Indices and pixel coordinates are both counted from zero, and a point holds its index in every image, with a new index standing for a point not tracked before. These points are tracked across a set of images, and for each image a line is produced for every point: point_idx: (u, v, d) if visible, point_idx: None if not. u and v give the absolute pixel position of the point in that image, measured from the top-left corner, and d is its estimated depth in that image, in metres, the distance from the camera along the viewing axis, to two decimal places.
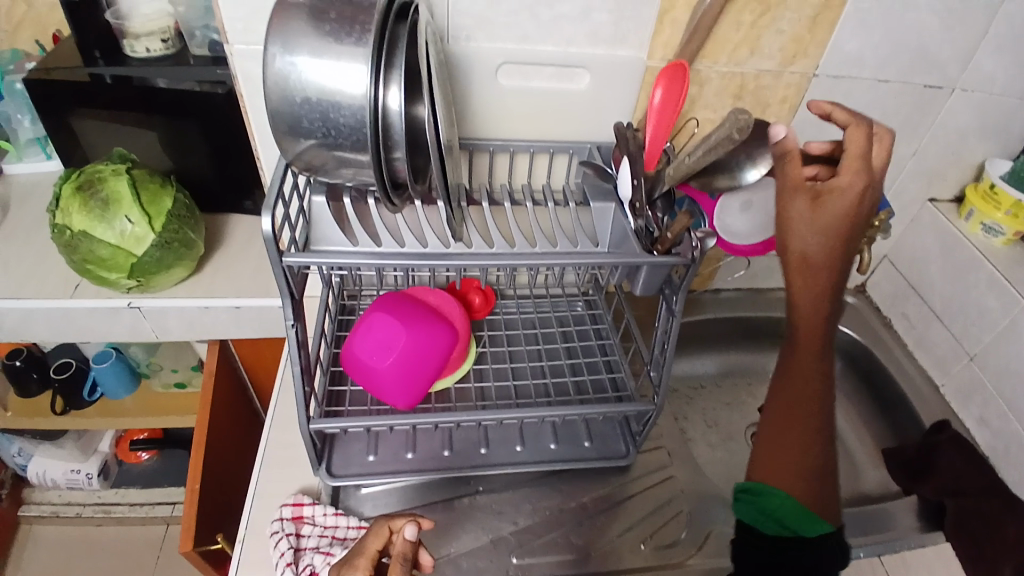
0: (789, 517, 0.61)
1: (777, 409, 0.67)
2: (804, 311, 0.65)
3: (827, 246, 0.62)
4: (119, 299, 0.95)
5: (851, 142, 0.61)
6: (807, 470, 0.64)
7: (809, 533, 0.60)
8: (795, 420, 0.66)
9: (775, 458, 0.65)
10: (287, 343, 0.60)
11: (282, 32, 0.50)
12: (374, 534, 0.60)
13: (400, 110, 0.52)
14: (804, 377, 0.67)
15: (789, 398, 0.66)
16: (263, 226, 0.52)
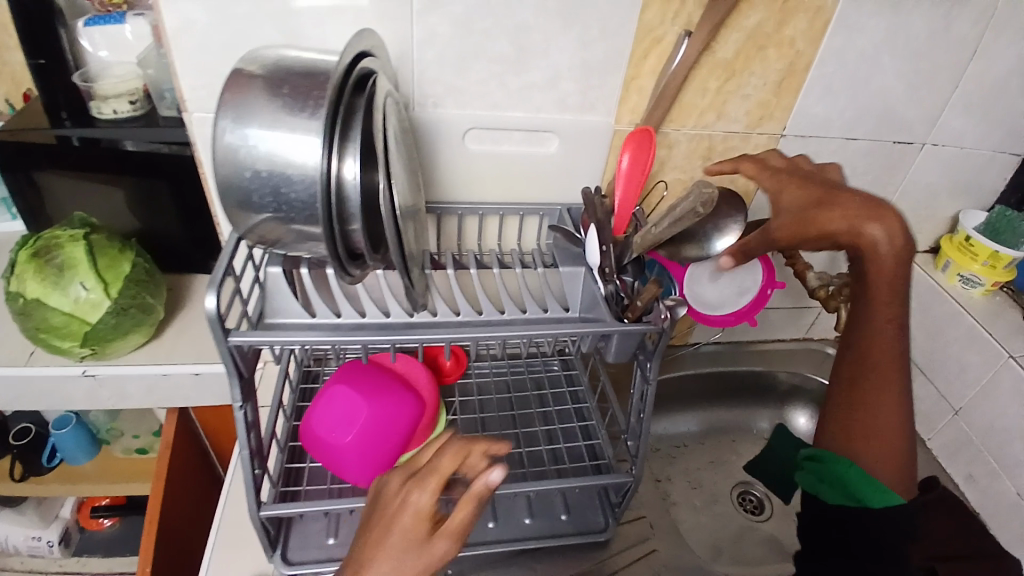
0: (856, 486, 0.64)
1: (880, 376, 0.67)
2: (886, 251, 0.61)
3: (841, 205, 0.61)
4: (74, 367, 0.90)
5: (751, 167, 0.65)
6: (885, 436, 0.67)
7: (877, 503, 0.62)
8: (879, 393, 0.67)
9: (866, 431, 0.68)
10: (235, 425, 0.58)
11: (232, 102, 0.48)
12: (449, 451, 0.54)
13: (357, 181, 0.50)
14: (889, 359, 0.67)
15: (880, 377, 0.67)
16: (207, 305, 0.49)
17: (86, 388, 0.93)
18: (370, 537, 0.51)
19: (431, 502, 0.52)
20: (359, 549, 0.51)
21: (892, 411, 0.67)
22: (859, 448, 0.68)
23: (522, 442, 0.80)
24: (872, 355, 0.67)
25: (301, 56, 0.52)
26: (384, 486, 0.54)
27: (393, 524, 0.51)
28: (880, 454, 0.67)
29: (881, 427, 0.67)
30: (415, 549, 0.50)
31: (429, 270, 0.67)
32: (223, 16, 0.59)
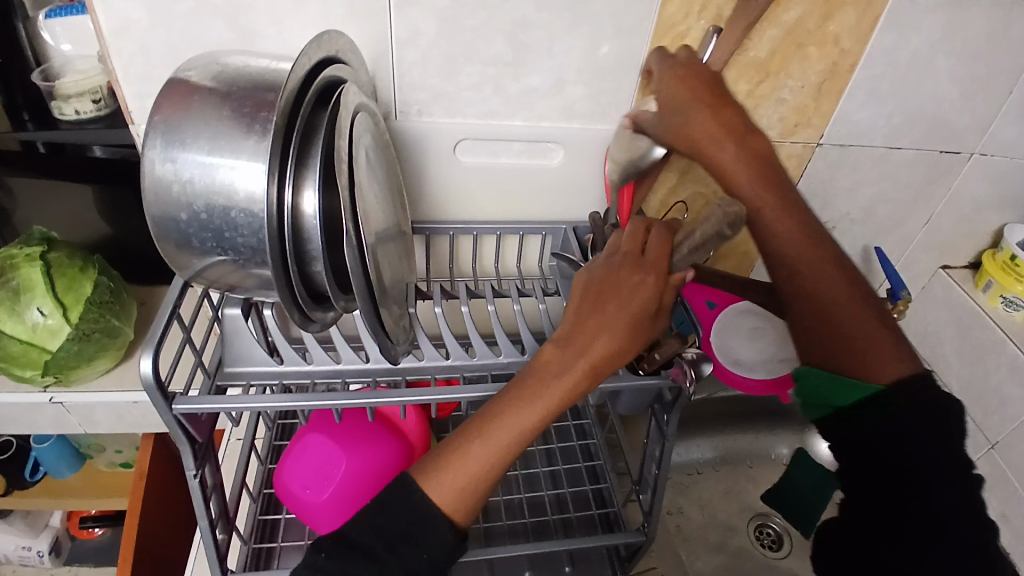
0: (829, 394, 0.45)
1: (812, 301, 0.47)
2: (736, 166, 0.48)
3: (696, 112, 0.49)
4: (39, 394, 0.82)
5: (653, 59, 0.53)
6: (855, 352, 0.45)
7: (856, 399, 0.43)
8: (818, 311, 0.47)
9: (843, 339, 0.46)
10: (192, 496, 0.49)
11: (165, 123, 0.40)
12: (663, 237, 0.49)
13: (318, 217, 0.41)
14: (817, 256, 0.47)
15: (814, 283, 0.47)
16: (143, 368, 0.42)
17: (52, 415, 0.85)
18: (582, 321, 0.46)
19: (661, 287, 0.46)
20: (576, 329, 0.46)
21: (848, 304, 0.46)
22: (833, 355, 0.46)
23: (523, 487, 0.73)
24: (792, 261, 0.47)
25: (249, 65, 0.43)
26: (595, 271, 0.48)
27: (618, 306, 0.46)
28: (857, 355, 0.45)
29: (846, 326, 0.46)
30: (637, 332, 0.46)
31: (415, 306, 0.58)
32: (170, 16, 0.51)
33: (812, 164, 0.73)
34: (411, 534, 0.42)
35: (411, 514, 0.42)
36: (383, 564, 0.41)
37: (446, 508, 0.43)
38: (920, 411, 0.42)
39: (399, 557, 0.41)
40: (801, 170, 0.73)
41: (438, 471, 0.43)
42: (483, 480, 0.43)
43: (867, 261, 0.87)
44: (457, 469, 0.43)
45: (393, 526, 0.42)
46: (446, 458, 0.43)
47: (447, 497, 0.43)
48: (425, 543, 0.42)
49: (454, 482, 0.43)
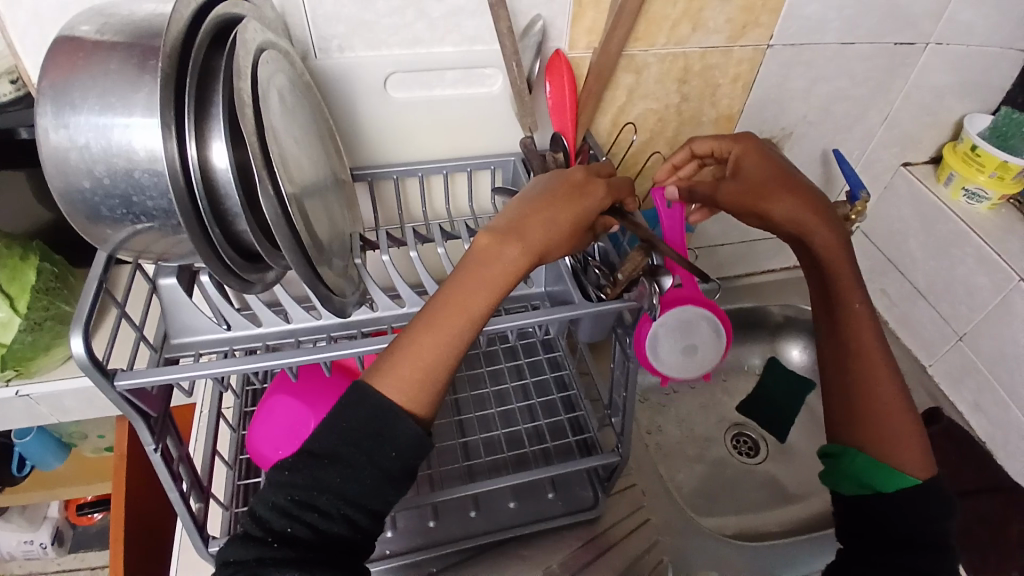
0: (865, 472, 0.55)
1: (865, 396, 0.56)
2: (830, 251, 0.58)
3: (767, 176, 0.59)
4: (3, 389, 0.80)
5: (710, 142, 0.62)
6: (898, 428, 0.55)
7: (890, 487, 0.53)
8: (869, 372, 0.57)
9: (875, 424, 0.55)
10: (157, 469, 0.48)
11: (50, 83, 0.37)
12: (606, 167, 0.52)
13: (230, 169, 0.39)
14: (868, 328, 0.57)
15: (871, 360, 0.57)
16: (76, 348, 0.41)
17: (20, 408, 0.83)
18: (525, 210, 0.46)
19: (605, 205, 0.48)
20: (522, 218, 0.46)
21: (893, 392, 0.56)
22: (863, 431, 0.56)
23: (501, 423, 0.73)
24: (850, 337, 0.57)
25: (135, 11, 0.40)
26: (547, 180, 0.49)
27: (566, 207, 0.47)
28: (897, 440, 0.54)
29: (879, 397, 0.56)
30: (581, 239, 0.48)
31: (361, 256, 0.56)
32: None
33: (766, 67, 0.70)
34: (373, 434, 0.42)
35: (369, 416, 0.42)
36: (352, 466, 0.42)
37: (395, 394, 0.42)
38: (926, 504, 0.52)
39: (365, 454, 0.42)
40: (753, 75, 0.70)
41: (391, 366, 0.43)
42: (435, 371, 0.43)
43: (826, 165, 0.86)
44: (409, 364, 0.43)
45: (354, 427, 0.42)
46: (395, 353, 0.43)
47: (398, 388, 0.43)
48: (391, 438, 0.42)
49: (405, 379, 0.43)
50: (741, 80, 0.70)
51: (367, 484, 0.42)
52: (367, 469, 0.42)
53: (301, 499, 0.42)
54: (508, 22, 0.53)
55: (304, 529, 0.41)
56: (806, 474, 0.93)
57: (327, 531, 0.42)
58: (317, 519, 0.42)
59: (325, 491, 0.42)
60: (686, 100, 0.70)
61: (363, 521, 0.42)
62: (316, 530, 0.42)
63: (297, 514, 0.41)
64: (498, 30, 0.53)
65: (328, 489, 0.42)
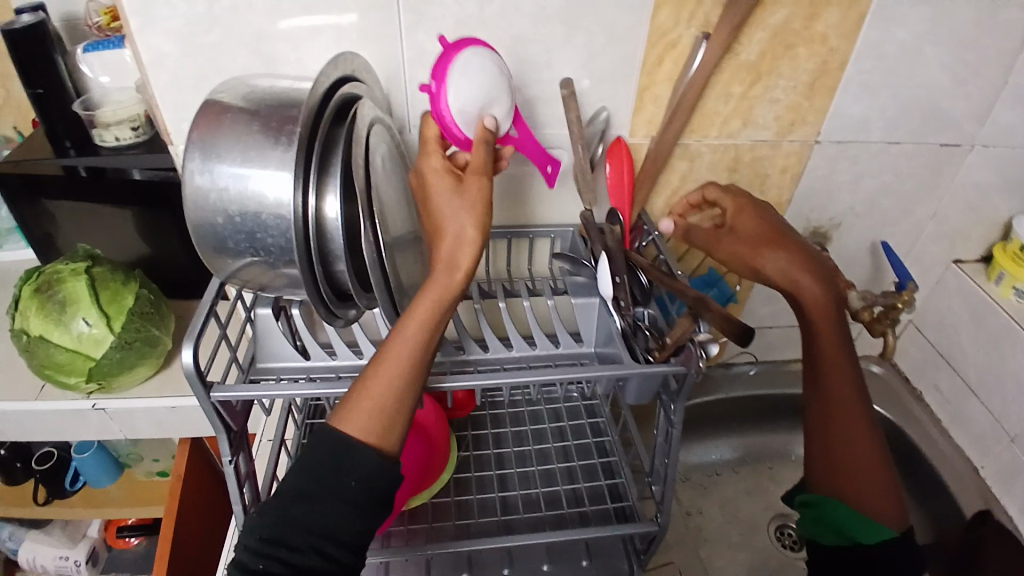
0: (847, 524, 0.53)
1: (836, 452, 0.55)
2: (815, 304, 0.55)
3: (762, 235, 0.58)
4: (83, 401, 0.88)
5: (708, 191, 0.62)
6: (868, 475, 0.55)
7: (870, 538, 0.52)
8: (841, 425, 0.55)
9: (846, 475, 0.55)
10: (228, 481, 0.53)
11: (201, 139, 0.45)
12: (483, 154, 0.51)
13: (339, 219, 0.45)
14: (846, 381, 0.56)
15: (844, 416, 0.56)
16: (184, 358, 0.46)
17: (96, 421, 0.90)
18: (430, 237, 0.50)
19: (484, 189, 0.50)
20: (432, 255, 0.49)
21: (864, 442, 0.55)
22: (839, 481, 0.55)
23: (540, 481, 0.75)
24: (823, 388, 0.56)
25: (275, 86, 0.48)
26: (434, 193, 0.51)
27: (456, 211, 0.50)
28: (867, 487, 0.54)
29: (853, 446, 0.55)
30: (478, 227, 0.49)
31: None
32: (200, 46, 0.56)
33: (813, 161, 0.75)
34: (332, 466, 0.45)
35: (329, 453, 0.45)
36: (319, 498, 0.45)
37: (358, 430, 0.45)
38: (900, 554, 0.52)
39: (331, 486, 0.45)
40: (801, 167, 0.75)
41: (352, 409, 0.46)
42: (392, 405, 0.46)
43: (876, 257, 0.89)
44: (363, 401, 0.46)
45: (318, 462, 0.45)
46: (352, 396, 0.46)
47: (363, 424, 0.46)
48: (351, 469, 0.45)
49: (363, 417, 0.46)
50: (789, 171, 0.75)
51: (331, 517, 0.45)
52: (329, 499, 0.45)
53: (271, 537, 0.44)
54: (577, 112, 0.60)
55: (276, 564, 0.44)
56: None
57: (297, 563, 0.44)
58: (288, 554, 0.44)
59: (294, 526, 0.45)
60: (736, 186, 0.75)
61: (333, 552, 0.45)
62: (287, 565, 0.44)
63: (270, 551, 0.44)
64: (568, 119, 0.60)
65: (296, 524, 0.45)
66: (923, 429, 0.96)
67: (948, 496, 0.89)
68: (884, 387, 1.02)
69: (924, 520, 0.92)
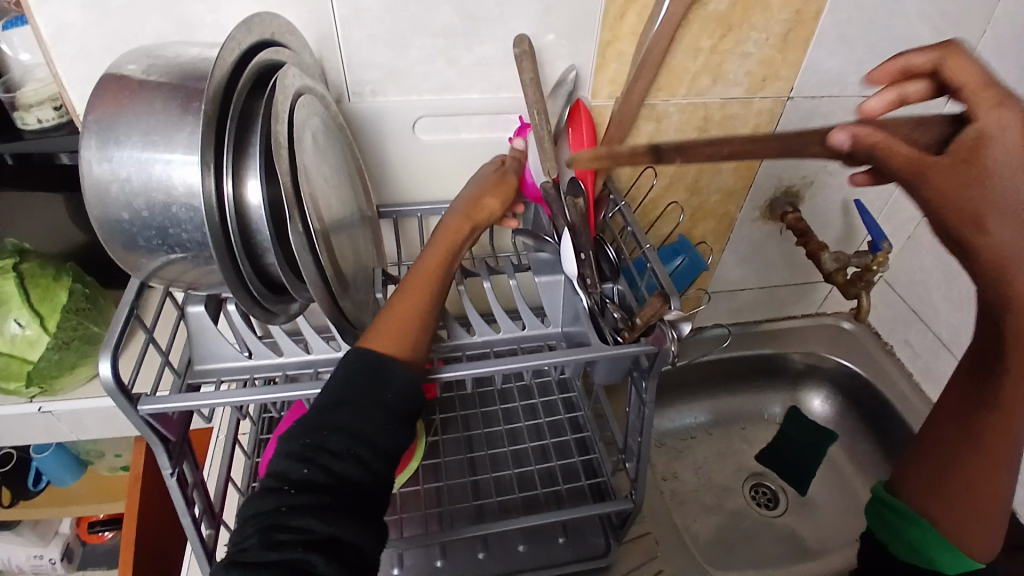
0: (928, 548, 0.47)
1: (953, 474, 0.46)
2: None
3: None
4: (26, 405, 0.82)
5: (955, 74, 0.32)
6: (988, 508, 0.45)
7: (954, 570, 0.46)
8: (979, 449, 0.44)
9: (955, 502, 0.46)
10: (170, 494, 0.49)
11: (96, 123, 0.39)
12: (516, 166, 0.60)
13: (263, 205, 0.40)
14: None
15: (991, 439, 0.43)
16: (102, 371, 0.42)
17: (42, 423, 0.85)
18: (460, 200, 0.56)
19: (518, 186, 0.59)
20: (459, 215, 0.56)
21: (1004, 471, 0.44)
22: (946, 509, 0.46)
23: (512, 462, 0.73)
24: (991, 400, 0.42)
25: (182, 56, 0.42)
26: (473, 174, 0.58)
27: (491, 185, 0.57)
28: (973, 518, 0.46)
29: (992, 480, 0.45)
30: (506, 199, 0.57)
31: (382, 291, 0.58)
32: (105, 11, 0.50)
33: (786, 117, 0.71)
34: (371, 374, 0.44)
35: (368, 360, 0.44)
36: (359, 405, 0.42)
37: (394, 345, 0.46)
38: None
39: (373, 392, 0.43)
40: (774, 124, 0.71)
41: (385, 326, 0.46)
42: (421, 321, 0.48)
43: (849, 215, 0.86)
44: (396, 317, 0.47)
45: (355, 368, 0.44)
46: (383, 315, 0.47)
47: (397, 340, 0.46)
48: (390, 378, 0.44)
49: (396, 334, 0.46)
50: (762, 129, 0.71)
51: (378, 418, 0.43)
52: (374, 408, 0.42)
53: (316, 442, 0.41)
54: (532, 72, 0.55)
55: (320, 473, 0.40)
56: (825, 529, 0.91)
57: (343, 474, 0.41)
58: (333, 463, 0.41)
59: (340, 429, 0.42)
60: None
61: (377, 462, 0.42)
62: (330, 472, 0.41)
63: (311, 458, 0.41)
64: (522, 81, 0.55)
65: (341, 428, 0.42)
66: (897, 388, 0.95)
67: None
68: (856, 342, 1.02)
69: None
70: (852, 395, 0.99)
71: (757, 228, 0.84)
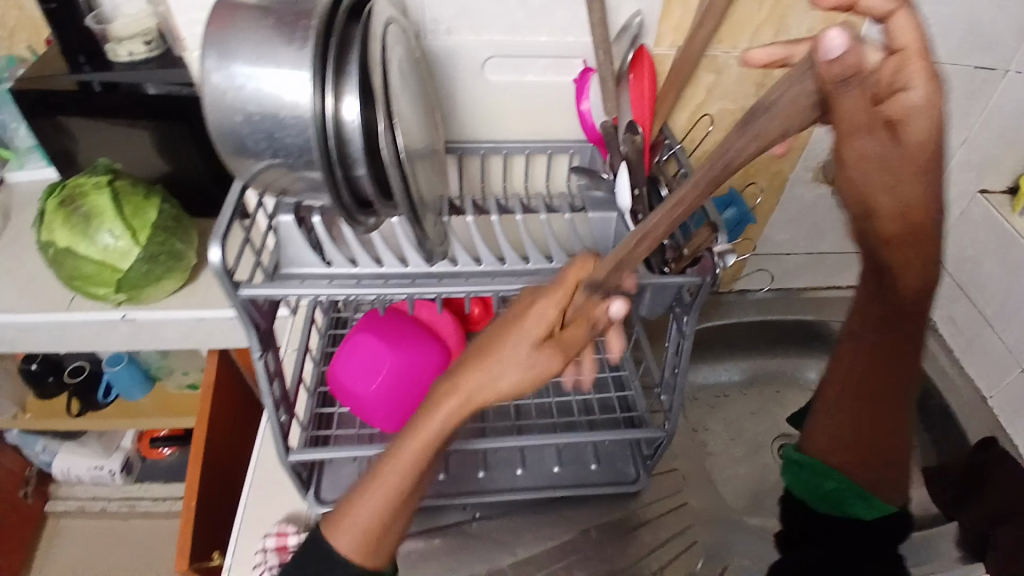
0: (846, 501, 0.57)
1: (846, 417, 0.56)
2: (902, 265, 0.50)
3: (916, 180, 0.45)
4: (113, 312, 0.92)
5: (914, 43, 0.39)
6: (890, 455, 0.56)
7: (869, 513, 0.57)
8: (874, 407, 0.55)
9: (870, 452, 0.56)
10: (257, 376, 0.56)
11: (217, 36, 0.44)
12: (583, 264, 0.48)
13: (358, 121, 0.45)
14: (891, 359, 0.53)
15: (881, 395, 0.55)
16: (212, 257, 0.48)
17: (126, 331, 0.94)
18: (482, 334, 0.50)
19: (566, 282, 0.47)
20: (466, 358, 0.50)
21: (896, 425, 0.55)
22: (864, 467, 0.56)
23: (552, 391, 0.78)
24: (857, 365, 0.55)
25: None
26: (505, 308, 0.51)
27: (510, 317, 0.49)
28: (884, 462, 0.56)
29: (887, 429, 0.55)
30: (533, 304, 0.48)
31: (448, 216, 0.62)
32: None
33: None
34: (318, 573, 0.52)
35: (321, 555, 0.52)
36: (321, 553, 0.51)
37: (346, 551, 0.51)
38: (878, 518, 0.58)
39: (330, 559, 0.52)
40: None
41: (340, 528, 0.52)
42: (379, 529, 0.52)
43: None
44: (346, 521, 0.52)
45: (311, 560, 0.52)
46: (341, 510, 0.52)
47: (351, 551, 0.51)
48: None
49: (347, 537, 0.51)
50: None
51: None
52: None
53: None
54: (601, 14, 0.58)
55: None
56: None
57: None
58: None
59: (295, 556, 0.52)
60: None
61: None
62: None
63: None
64: (591, 22, 0.58)
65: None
66: (935, 360, 0.96)
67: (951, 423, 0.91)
68: None
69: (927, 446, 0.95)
70: None
71: (808, 190, 0.86)
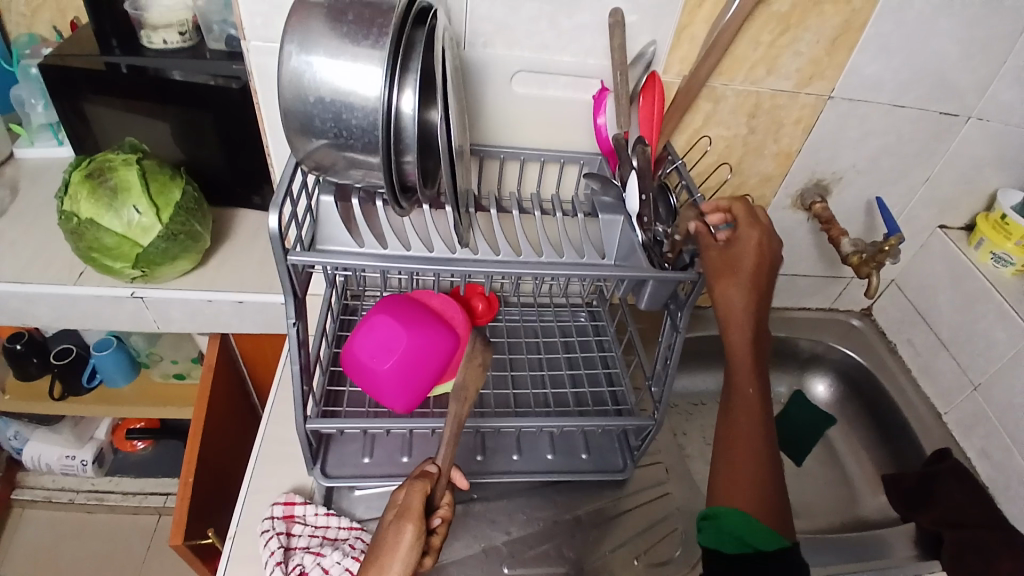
0: (749, 535, 0.57)
1: (723, 451, 0.62)
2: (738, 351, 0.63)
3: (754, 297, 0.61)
4: (123, 288, 0.94)
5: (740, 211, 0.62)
6: (749, 483, 0.60)
7: (769, 546, 0.56)
8: (735, 453, 0.62)
9: (744, 487, 0.60)
10: (288, 342, 0.60)
11: (297, 28, 0.50)
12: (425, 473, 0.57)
13: (414, 112, 0.51)
14: (750, 416, 0.62)
15: (740, 440, 0.62)
16: (269, 223, 0.53)
17: (132, 309, 0.96)
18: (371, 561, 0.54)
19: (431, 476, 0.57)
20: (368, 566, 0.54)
21: (747, 461, 0.61)
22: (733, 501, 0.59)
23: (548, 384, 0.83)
24: (736, 406, 0.63)
25: None
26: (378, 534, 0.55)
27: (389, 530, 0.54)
28: (750, 496, 0.59)
29: (738, 463, 0.61)
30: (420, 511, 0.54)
31: (474, 209, 0.67)
32: None
33: (826, 114, 0.81)
34: None
35: None
36: None
37: None
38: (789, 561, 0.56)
39: None
40: (814, 119, 0.81)
41: None
42: None
43: (870, 213, 0.96)
44: None
45: None
46: None
47: None
48: None
49: None
50: (804, 122, 0.82)
51: None
52: None
53: None
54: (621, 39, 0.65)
55: None
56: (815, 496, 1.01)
57: None
58: None
59: None
60: (753, 132, 0.81)
61: None
62: None
63: None
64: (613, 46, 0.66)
65: None
66: (896, 380, 1.05)
67: (910, 436, 1.00)
68: (864, 339, 1.11)
69: (888, 458, 1.03)
70: (854, 383, 1.09)
71: (788, 215, 0.95)
